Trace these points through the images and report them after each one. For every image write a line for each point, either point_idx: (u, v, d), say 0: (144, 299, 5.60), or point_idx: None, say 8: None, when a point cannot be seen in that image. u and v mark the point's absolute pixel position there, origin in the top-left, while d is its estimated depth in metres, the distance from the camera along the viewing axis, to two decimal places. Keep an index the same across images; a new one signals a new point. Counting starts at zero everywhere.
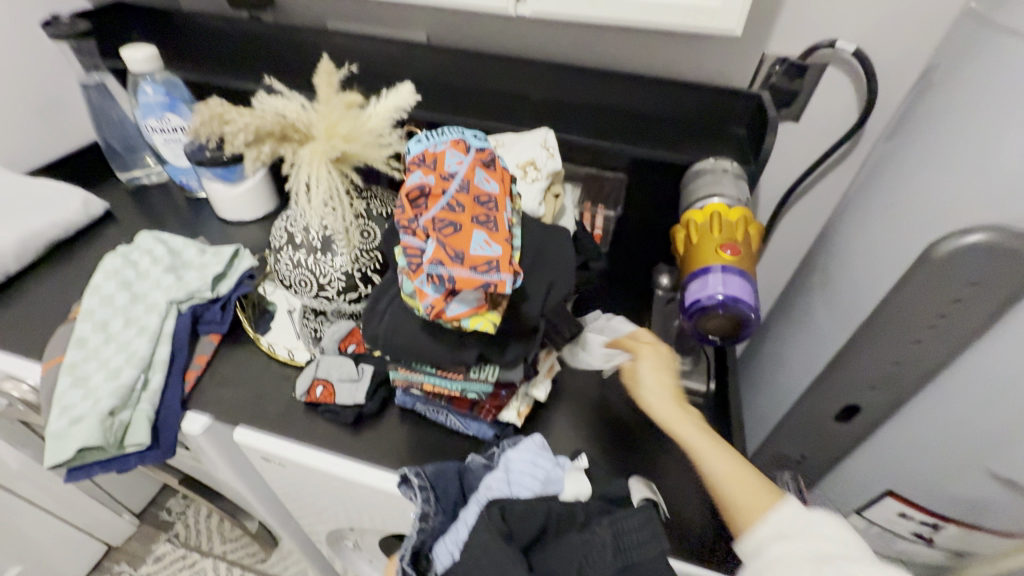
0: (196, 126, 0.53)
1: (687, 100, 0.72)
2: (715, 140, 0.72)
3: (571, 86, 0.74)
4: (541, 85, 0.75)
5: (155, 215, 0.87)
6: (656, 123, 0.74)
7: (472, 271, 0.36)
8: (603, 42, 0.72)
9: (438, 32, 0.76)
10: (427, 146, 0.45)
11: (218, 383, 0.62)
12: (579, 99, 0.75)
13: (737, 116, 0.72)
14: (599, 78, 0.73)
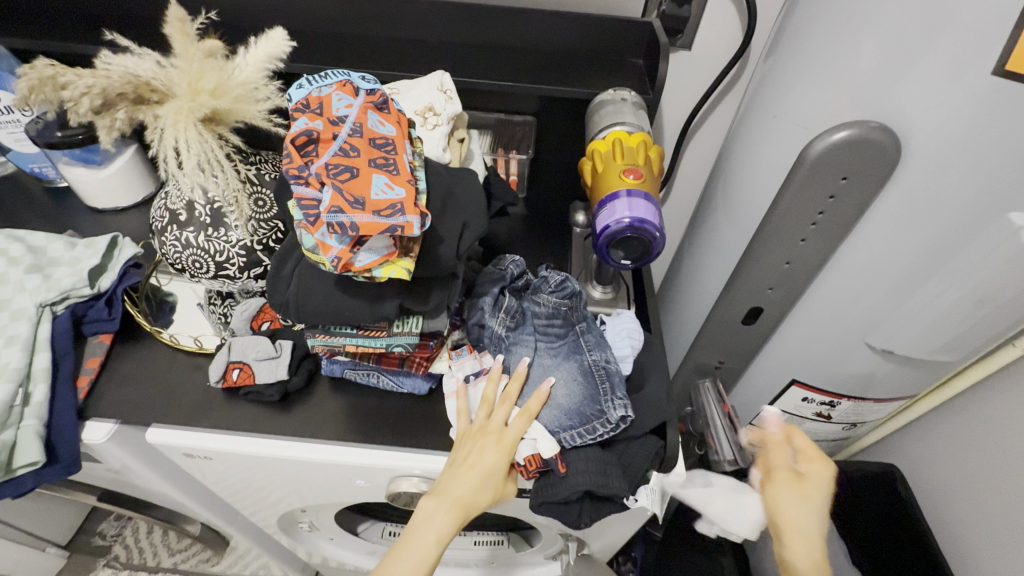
0: (24, 95, 0.46)
1: (583, 33, 0.71)
2: (614, 72, 0.72)
3: (465, 25, 0.70)
4: (433, 26, 0.70)
5: (8, 211, 0.76)
6: (557, 60, 0.73)
7: (376, 215, 0.35)
8: None
9: None
10: (310, 90, 0.41)
11: (120, 385, 0.56)
12: (476, 40, 0.72)
13: (633, 46, 0.72)
14: (492, 14, 0.69)
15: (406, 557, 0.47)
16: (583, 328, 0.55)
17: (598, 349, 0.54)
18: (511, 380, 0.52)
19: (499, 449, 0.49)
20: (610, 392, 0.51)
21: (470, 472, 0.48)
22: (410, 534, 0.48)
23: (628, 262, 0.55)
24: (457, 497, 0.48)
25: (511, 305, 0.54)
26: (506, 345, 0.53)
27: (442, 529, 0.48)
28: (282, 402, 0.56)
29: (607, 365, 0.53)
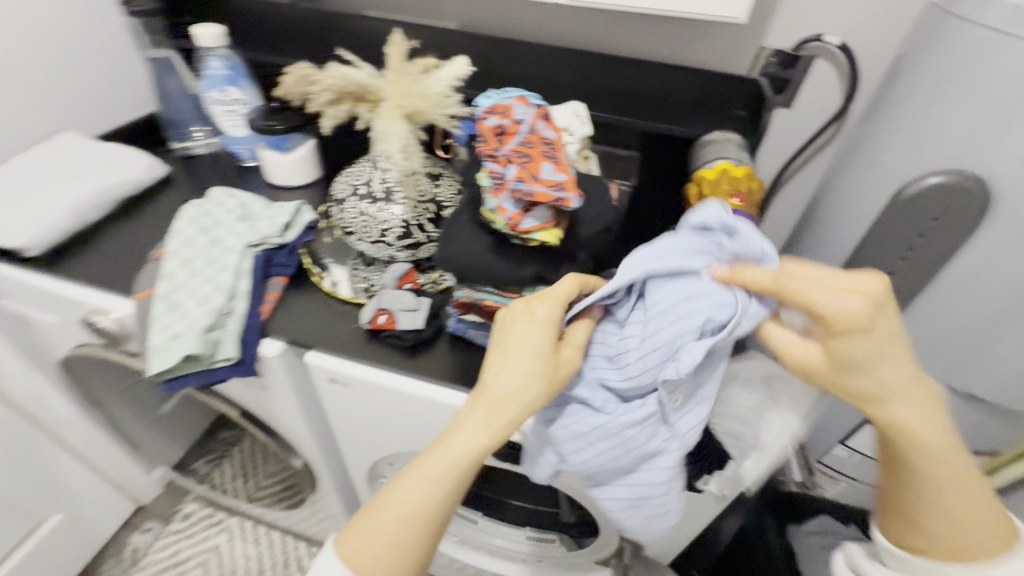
0: (283, 84, 0.62)
1: (694, 85, 0.82)
2: (717, 121, 0.83)
3: (592, 70, 0.84)
4: (565, 69, 0.84)
5: (210, 180, 0.96)
6: (665, 106, 0.84)
7: (547, 189, 0.46)
8: (619, 33, 0.82)
9: (474, 22, 0.87)
10: (496, 100, 0.54)
11: (290, 315, 0.70)
12: (597, 83, 0.85)
13: (737, 99, 0.82)
14: (617, 63, 0.83)
15: (422, 471, 0.45)
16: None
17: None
18: None
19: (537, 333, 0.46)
20: None
21: (514, 363, 0.45)
22: (434, 446, 0.46)
23: None
24: (484, 406, 0.45)
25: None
26: None
27: (472, 435, 0.45)
28: (410, 349, 0.67)
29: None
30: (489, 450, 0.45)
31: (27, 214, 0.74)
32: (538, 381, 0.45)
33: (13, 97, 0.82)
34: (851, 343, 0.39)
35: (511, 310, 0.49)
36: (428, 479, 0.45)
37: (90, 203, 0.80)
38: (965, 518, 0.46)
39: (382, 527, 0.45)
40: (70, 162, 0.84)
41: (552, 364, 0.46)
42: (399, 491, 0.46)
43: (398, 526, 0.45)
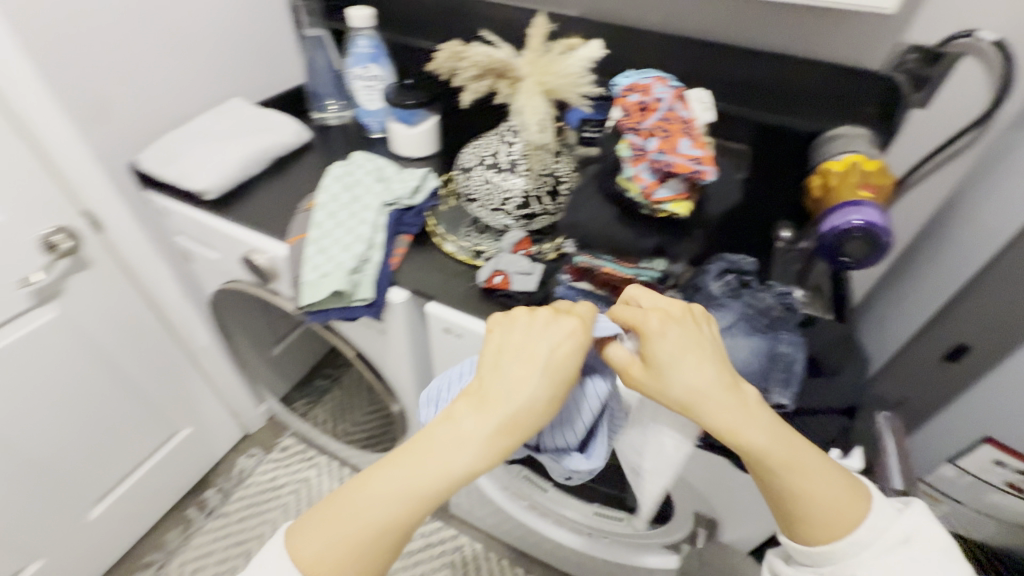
0: (435, 59, 0.69)
1: (815, 77, 0.78)
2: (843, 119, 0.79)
3: (709, 60, 0.83)
4: (681, 60, 0.85)
5: (344, 148, 1.07)
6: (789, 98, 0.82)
7: (687, 161, 0.48)
8: (743, 22, 0.80)
9: (598, 9, 0.90)
10: (636, 79, 0.57)
11: (414, 269, 0.78)
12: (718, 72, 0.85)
13: (867, 96, 0.76)
14: (736, 54, 0.81)
15: (415, 478, 0.44)
16: (786, 331, 0.60)
17: (793, 346, 0.58)
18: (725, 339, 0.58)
19: (548, 361, 0.47)
20: (782, 382, 0.55)
21: (523, 387, 0.46)
22: (433, 449, 0.45)
23: (848, 260, 0.62)
24: (504, 419, 0.45)
25: (732, 284, 0.65)
26: (716, 303, 0.62)
27: (468, 455, 0.44)
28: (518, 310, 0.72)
29: (792, 362, 0.57)
30: (491, 465, 0.45)
31: (205, 164, 0.88)
32: (556, 403, 0.47)
33: (200, 65, 0.97)
34: (670, 368, 0.46)
35: (555, 318, 0.49)
36: (409, 490, 0.44)
37: (253, 160, 0.93)
38: (839, 514, 0.44)
39: (359, 529, 0.43)
40: (236, 123, 0.97)
41: (554, 401, 0.47)
42: (384, 492, 0.44)
43: (378, 531, 0.43)
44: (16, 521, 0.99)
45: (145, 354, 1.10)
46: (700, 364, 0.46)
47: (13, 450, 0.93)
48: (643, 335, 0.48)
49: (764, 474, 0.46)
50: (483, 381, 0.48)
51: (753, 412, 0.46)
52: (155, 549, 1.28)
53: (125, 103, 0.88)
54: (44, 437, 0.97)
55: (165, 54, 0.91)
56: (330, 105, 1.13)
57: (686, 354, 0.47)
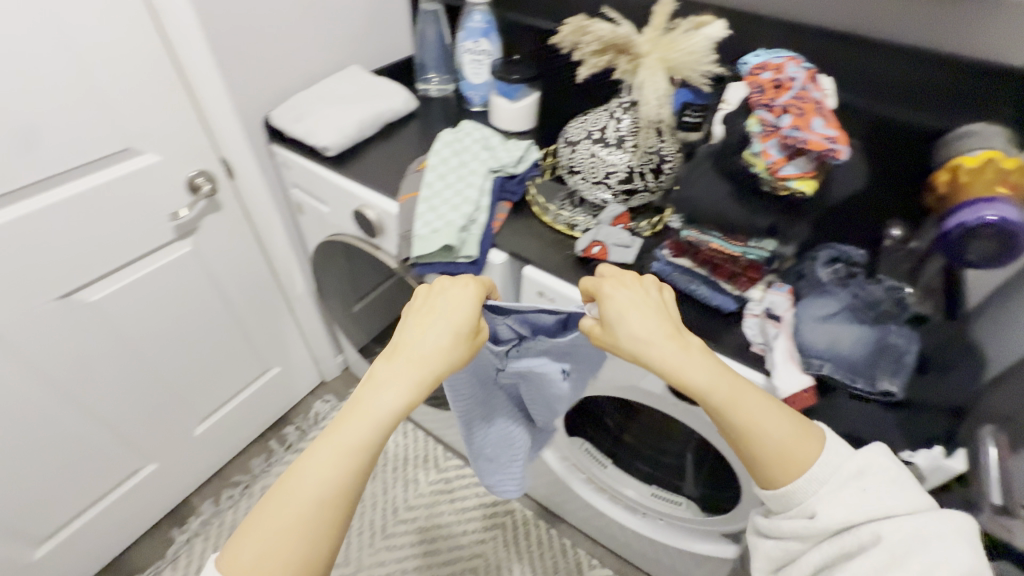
0: (561, 32, 0.72)
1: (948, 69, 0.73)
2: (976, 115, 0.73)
3: (832, 49, 0.81)
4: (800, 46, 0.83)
5: (446, 118, 1.13)
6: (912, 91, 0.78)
7: (821, 139, 0.49)
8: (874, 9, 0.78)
9: None
10: (767, 58, 0.58)
11: (513, 234, 0.82)
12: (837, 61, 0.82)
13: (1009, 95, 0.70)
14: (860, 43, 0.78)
15: (349, 437, 0.48)
16: (897, 324, 0.58)
17: (905, 338, 0.57)
18: (833, 324, 0.58)
19: (454, 312, 0.56)
20: (890, 371, 0.55)
21: (430, 335, 0.54)
22: (357, 409, 0.49)
23: (974, 259, 0.59)
24: (414, 360, 0.52)
25: (840, 273, 0.64)
26: (823, 288, 0.62)
27: (395, 400, 0.50)
28: None
29: (903, 354, 0.56)
30: (410, 406, 0.51)
31: (328, 123, 0.96)
32: (459, 343, 0.55)
33: (327, 32, 1.05)
34: (620, 315, 0.55)
35: (432, 288, 0.59)
36: (339, 450, 0.47)
37: (367, 123, 1.00)
38: (767, 439, 0.50)
39: (296, 509, 0.45)
40: (354, 87, 1.05)
41: (457, 344, 0.54)
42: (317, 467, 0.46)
43: (318, 502, 0.45)
44: (141, 425, 1.13)
45: (252, 295, 1.22)
46: (647, 314, 0.55)
47: (146, 363, 1.07)
48: (601, 293, 0.58)
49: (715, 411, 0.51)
50: (396, 343, 0.54)
51: (688, 353, 0.53)
52: (241, 471, 1.42)
53: (265, 63, 0.97)
54: (170, 355, 1.10)
55: (301, 20, 0.99)
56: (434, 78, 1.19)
57: (639, 307, 0.55)
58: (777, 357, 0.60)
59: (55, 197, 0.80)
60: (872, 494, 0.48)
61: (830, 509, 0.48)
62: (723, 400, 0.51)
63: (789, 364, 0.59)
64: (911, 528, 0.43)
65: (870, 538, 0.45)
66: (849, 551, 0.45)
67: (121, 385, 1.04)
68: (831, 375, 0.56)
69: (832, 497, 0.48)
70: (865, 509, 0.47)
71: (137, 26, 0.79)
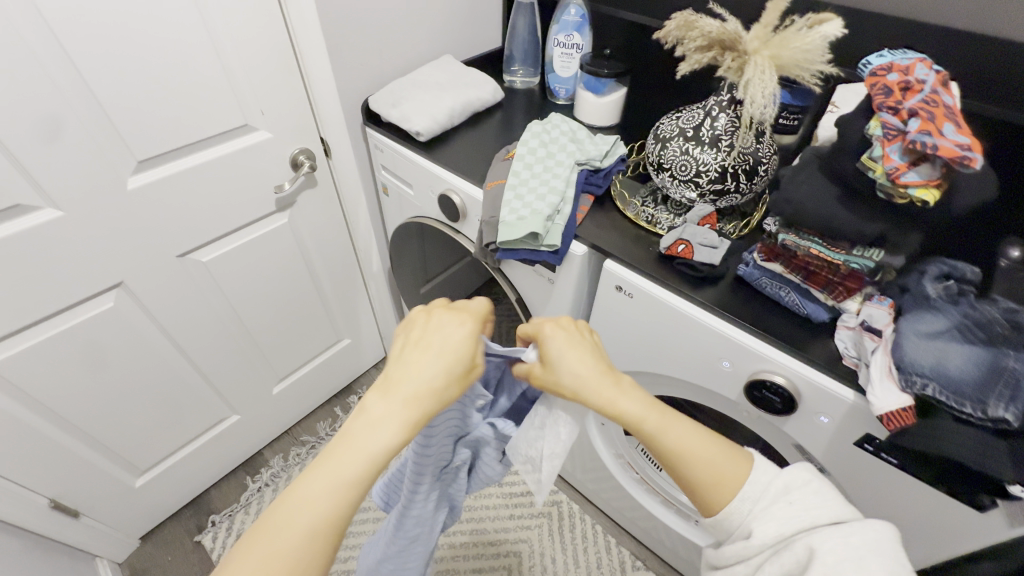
0: (666, 26, 0.72)
1: None
2: None
3: (957, 49, 0.75)
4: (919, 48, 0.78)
5: (531, 110, 1.15)
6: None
7: (953, 146, 0.46)
8: None
9: None
10: (892, 60, 0.55)
11: (595, 227, 0.83)
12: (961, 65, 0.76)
13: None
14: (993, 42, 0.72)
15: (336, 474, 0.44)
16: (1016, 346, 0.52)
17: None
18: (934, 343, 0.54)
19: (462, 339, 0.52)
20: (1006, 396, 0.49)
21: (428, 364, 0.50)
22: (347, 443, 0.46)
23: None
24: (407, 396, 0.48)
25: (950, 290, 0.59)
26: (930, 305, 0.58)
27: (390, 436, 0.46)
28: (693, 280, 0.74)
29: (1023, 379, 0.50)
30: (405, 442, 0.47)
31: (421, 109, 1.01)
32: (455, 378, 0.51)
33: (426, 22, 1.10)
34: (560, 353, 0.57)
35: (430, 316, 0.54)
36: (327, 488, 0.44)
37: (457, 111, 1.04)
38: (704, 461, 0.53)
39: (288, 547, 0.42)
40: (447, 76, 1.09)
41: (457, 375, 0.51)
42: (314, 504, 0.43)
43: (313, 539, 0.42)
44: (230, 379, 1.24)
45: (333, 269, 1.30)
46: (584, 355, 0.57)
47: (241, 322, 1.17)
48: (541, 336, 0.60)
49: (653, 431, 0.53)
50: (387, 375, 0.50)
51: (627, 388, 0.56)
52: (308, 433, 1.52)
53: (368, 49, 1.03)
54: (260, 317, 1.20)
55: (404, 10, 1.04)
56: (519, 70, 1.22)
57: (577, 349, 0.58)
58: (874, 372, 0.58)
59: (184, 164, 0.89)
60: (799, 508, 0.51)
61: (765, 525, 0.51)
62: (655, 428, 0.53)
63: (886, 381, 0.57)
64: (840, 538, 0.45)
65: (806, 553, 0.46)
66: (789, 569, 0.46)
67: (218, 340, 1.15)
68: (935, 396, 0.52)
69: (767, 514, 0.51)
70: (794, 523, 0.50)
71: (265, 11, 0.86)
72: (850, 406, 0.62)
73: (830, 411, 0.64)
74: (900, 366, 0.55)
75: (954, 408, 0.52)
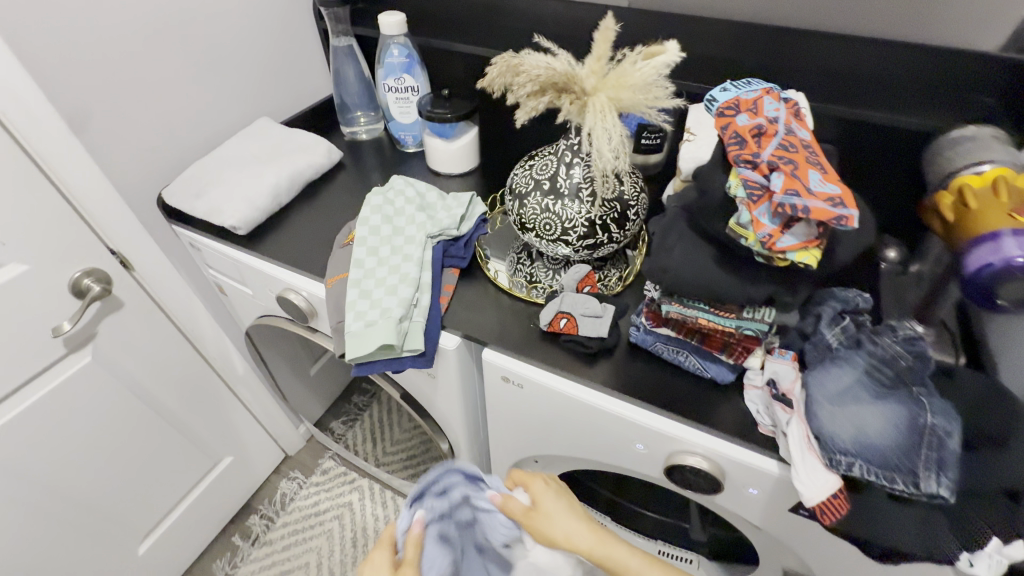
0: (488, 74, 0.60)
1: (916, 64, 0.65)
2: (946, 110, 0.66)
3: (786, 51, 0.72)
4: (753, 52, 0.74)
5: (376, 164, 1.00)
6: (884, 91, 0.69)
7: (825, 204, 0.38)
8: None
9: None
10: (737, 94, 0.47)
11: (465, 309, 0.70)
12: (797, 65, 0.73)
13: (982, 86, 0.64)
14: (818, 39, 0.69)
15: None
16: (923, 393, 0.47)
17: (943, 414, 0.45)
18: (848, 409, 0.47)
19: None
20: (933, 462, 0.44)
21: None
22: None
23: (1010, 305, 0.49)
24: None
25: (848, 330, 0.53)
26: (833, 355, 0.52)
27: None
28: (585, 357, 0.63)
29: (944, 438, 0.44)
30: None
31: (233, 194, 0.82)
32: None
33: (222, 85, 0.91)
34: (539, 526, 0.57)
35: None
36: None
37: (282, 185, 0.85)
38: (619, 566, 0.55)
39: None
40: (264, 145, 0.91)
41: None
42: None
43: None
44: (68, 561, 0.97)
45: (184, 390, 1.06)
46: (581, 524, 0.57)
47: (61, 496, 0.91)
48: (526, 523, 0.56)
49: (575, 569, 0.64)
50: None
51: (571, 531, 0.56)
52: None
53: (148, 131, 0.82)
54: (89, 479, 0.94)
55: (185, 76, 0.85)
56: (359, 117, 1.06)
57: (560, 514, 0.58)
58: (794, 447, 0.50)
59: None
60: None
61: None
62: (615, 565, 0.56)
63: (808, 457, 0.49)
64: None
65: None
66: None
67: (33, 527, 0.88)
68: (865, 477, 0.45)
69: None
70: None
71: None
72: (776, 479, 0.54)
73: (760, 485, 0.56)
74: (820, 439, 0.48)
75: (884, 483, 0.45)
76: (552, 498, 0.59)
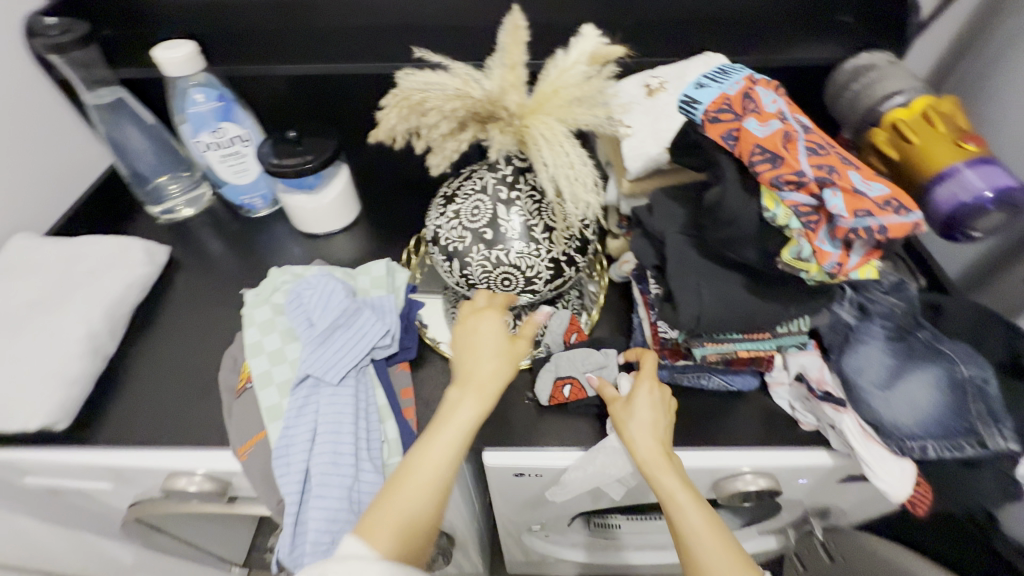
0: (383, 124, 0.44)
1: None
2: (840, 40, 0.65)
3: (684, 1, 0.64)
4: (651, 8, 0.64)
5: (222, 246, 0.74)
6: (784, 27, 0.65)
7: (894, 215, 0.33)
8: None
9: None
10: (723, 90, 0.38)
11: (439, 413, 0.55)
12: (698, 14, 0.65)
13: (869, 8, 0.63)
14: None
15: (458, 419, 0.45)
16: (944, 345, 0.47)
17: (973, 362, 0.46)
18: (897, 392, 0.46)
19: (475, 406, 0.45)
20: (988, 414, 0.44)
21: (489, 358, 0.48)
22: (475, 363, 0.47)
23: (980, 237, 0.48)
24: (474, 416, 0.45)
25: (852, 307, 0.50)
26: (855, 337, 0.49)
27: (470, 413, 0.45)
28: (601, 418, 0.54)
29: (983, 385, 0.45)
30: (477, 421, 0.45)
31: (21, 378, 0.53)
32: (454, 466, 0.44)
33: None
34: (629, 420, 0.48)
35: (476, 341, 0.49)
36: (446, 437, 0.44)
37: (100, 332, 0.58)
38: (675, 501, 0.44)
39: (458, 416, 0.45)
40: (40, 279, 0.60)
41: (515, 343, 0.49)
42: (384, 524, 0.41)
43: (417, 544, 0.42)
44: None
45: None
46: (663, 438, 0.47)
47: None
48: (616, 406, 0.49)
49: (677, 508, 0.43)
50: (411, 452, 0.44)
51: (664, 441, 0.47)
52: None
53: None
54: None
55: None
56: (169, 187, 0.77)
57: (655, 423, 0.48)
58: (856, 442, 0.47)
59: None
60: None
61: None
62: (682, 500, 0.44)
63: (872, 445, 0.47)
64: None
65: None
66: None
67: None
68: (940, 456, 0.44)
69: None
70: None
71: None
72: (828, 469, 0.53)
73: (812, 477, 0.55)
74: (884, 429, 0.46)
75: (954, 453, 0.44)
76: (649, 397, 0.49)
